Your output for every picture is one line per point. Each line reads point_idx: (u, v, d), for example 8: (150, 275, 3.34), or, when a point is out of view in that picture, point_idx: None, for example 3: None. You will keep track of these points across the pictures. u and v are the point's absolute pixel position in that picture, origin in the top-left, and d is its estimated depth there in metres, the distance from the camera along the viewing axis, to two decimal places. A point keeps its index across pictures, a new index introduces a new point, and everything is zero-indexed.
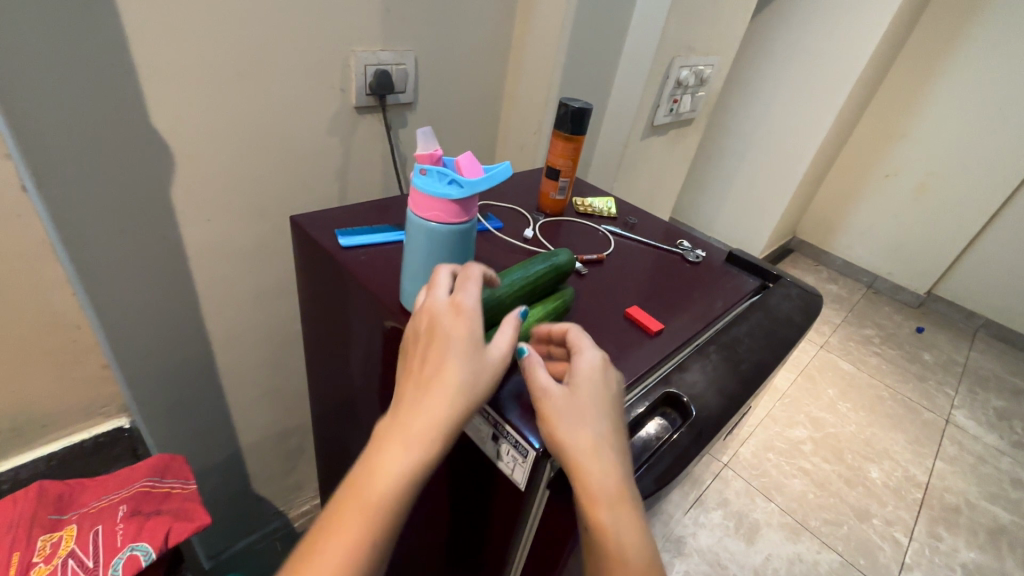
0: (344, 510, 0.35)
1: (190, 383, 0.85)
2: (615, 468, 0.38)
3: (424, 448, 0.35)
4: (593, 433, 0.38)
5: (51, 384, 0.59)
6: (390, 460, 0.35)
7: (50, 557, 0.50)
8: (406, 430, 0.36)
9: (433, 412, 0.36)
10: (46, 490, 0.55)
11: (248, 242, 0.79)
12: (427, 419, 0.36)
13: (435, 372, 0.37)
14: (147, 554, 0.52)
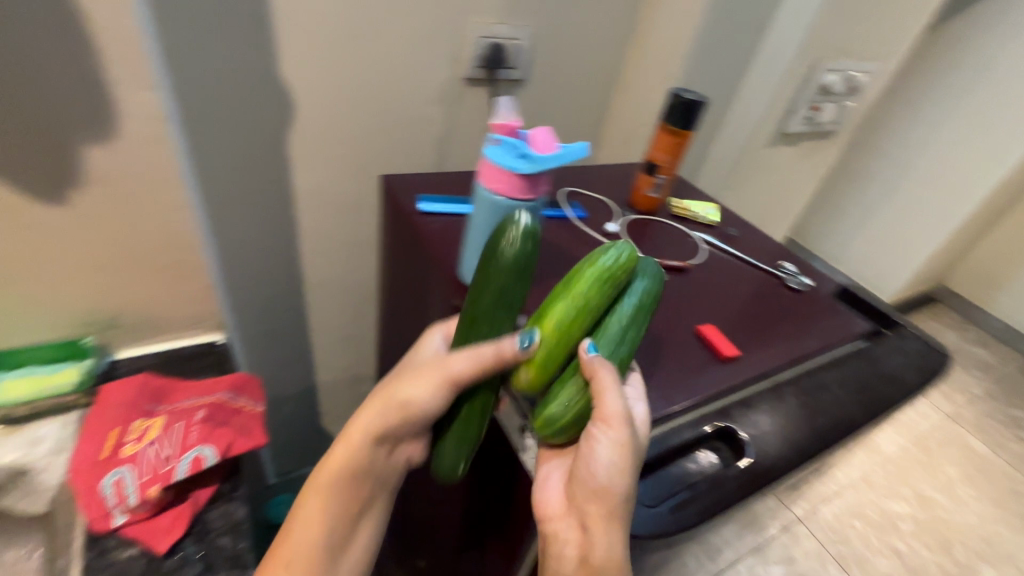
0: (348, 437, 0.48)
1: (281, 318, 0.93)
2: (615, 520, 0.40)
3: (354, 446, 0.48)
4: (605, 475, 0.39)
5: (167, 294, 0.68)
6: (342, 449, 0.49)
7: (141, 438, 0.58)
8: (351, 429, 0.49)
9: (417, 393, 0.44)
10: (149, 383, 0.64)
11: (347, 197, 0.84)
12: (363, 425, 0.48)
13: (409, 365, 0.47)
14: (211, 457, 0.58)
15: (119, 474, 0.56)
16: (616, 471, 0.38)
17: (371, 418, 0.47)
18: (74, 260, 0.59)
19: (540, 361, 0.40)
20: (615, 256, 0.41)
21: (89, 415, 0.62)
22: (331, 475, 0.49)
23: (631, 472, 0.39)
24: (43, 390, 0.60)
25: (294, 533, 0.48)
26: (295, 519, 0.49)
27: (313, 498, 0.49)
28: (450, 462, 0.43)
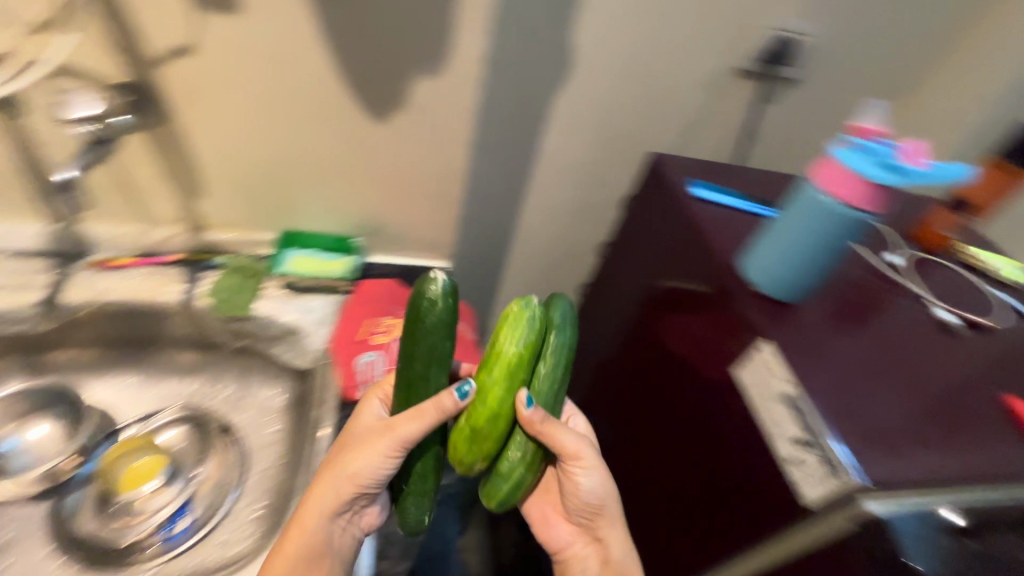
0: (325, 480, 0.53)
1: (486, 266, 1.00)
2: (615, 519, 0.61)
3: (333, 501, 0.52)
4: (603, 491, 0.59)
5: (426, 217, 0.77)
6: (314, 499, 0.53)
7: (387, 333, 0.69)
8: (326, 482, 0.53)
9: (378, 458, 0.51)
10: (399, 290, 0.77)
11: (582, 167, 0.87)
12: (341, 482, 0.52)
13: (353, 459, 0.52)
14: None
15: (374, 354, 0.67)
16: (606, 489, 0.59)
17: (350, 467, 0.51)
18: (372, 171, 0.70)
19: (468, 408, 0.50)
20: (534, 316, 0.48)
21: (349, 300, 0.75)
22: (299, 528, 0.52)
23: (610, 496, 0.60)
24: (317, 276, 0.74)
25: (288, 547, 0.51)
26: (286, 540, 0.51)
27: (301, 516, 0.52)
28: (415, 518, 0.53)
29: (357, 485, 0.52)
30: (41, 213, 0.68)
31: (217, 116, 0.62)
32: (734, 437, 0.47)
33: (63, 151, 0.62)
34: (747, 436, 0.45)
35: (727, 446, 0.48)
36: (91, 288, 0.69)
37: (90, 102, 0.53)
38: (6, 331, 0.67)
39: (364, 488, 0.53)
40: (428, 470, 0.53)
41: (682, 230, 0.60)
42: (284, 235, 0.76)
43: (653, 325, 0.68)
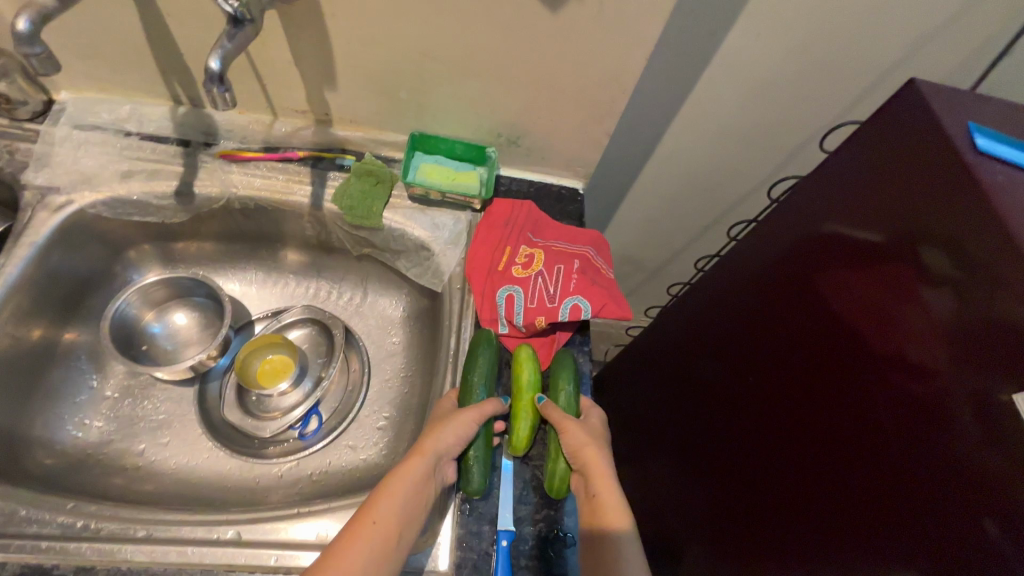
0: (426, 452, 0.48)
1: (613, 182, 0.90)
2: (600, 461, 0.50)
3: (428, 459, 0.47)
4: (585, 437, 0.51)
5: (572, 129, 0.66)
6: (410, 460, 0.47)
7: (528, 267, 0.62)
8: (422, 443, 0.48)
9: (471, 426, 0.50)
10: (531, 214, 0.67)
11: (766, 77, 0.70)
12: (440, 440, 0.48)
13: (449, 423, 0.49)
14: (586, 312, 0.58)
15: (510, 291, 0.60)
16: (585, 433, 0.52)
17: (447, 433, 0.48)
18: (529, 68, 0.58)
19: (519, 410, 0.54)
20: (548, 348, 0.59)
21: (479, 222, 0.68)
22: (394, 483, 0.45)
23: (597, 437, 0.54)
24: (449, 189, 0.66)
25: (381, 520, 0.43)
26: (376, 512, 0.43)
27: (387, 487, 0.45)
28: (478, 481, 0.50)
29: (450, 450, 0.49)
30: (169, 93, 0.63)
31: None
32: (912, 458, 0.47)
33: (191, 24, 0.54)
34: (912, 453, 0.47)
35: (896, 459, 0.48)
36: (221, 181, 0.65)
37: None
38: (144, 220, 0.65)
39: (448, 457, 0.50)
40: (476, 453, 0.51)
41: (952, 185, 0.47)
42: (414, 138, 0.68)
43: (841, 285, 0.57)
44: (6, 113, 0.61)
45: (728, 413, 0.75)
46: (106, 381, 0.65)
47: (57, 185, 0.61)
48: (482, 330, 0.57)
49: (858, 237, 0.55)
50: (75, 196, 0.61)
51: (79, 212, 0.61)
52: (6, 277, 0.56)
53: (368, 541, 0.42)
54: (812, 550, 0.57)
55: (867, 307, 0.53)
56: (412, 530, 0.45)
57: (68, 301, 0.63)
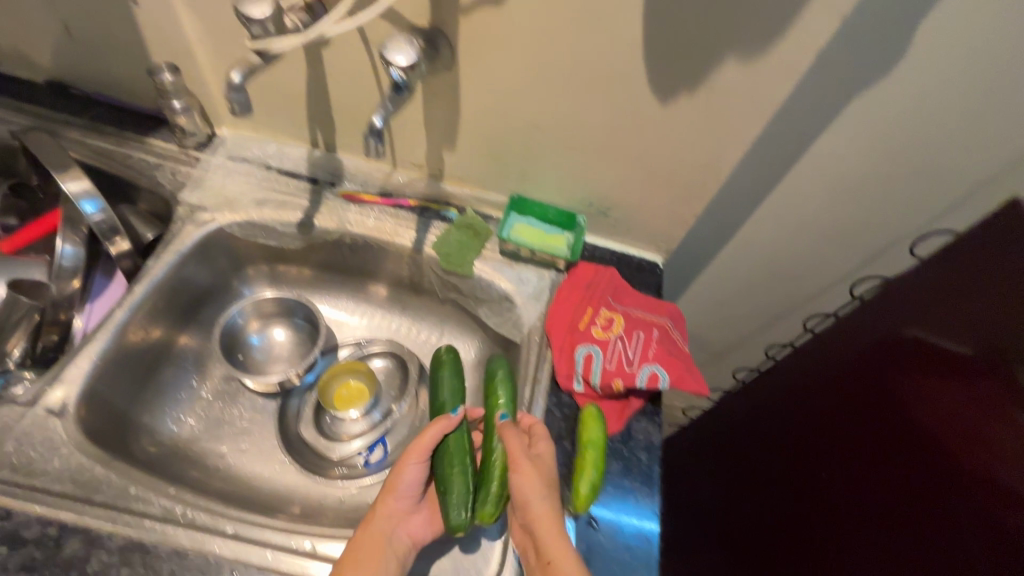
0: (372, 521, 0.50)
1: (688, 261, 0.92)
2: (546, 514, 0.49)
3: (378, 521, 0.50)
4: (537, 488, 0.50)
5: (661, 208, 0.70)
6: (361, 531, 0.50)
7: (608, 329, 0.64)
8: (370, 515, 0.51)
9: (415, 468, 0.53)
10: (613, 279, 0.70)
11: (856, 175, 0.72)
12: (387, 502, 0.52)
13: (389, 483, 0.53)
14: (664, 381, 0.60)
15: (589, 350, 0.62)
16: (535, 481, 0.50)
17: (390, 492, 0.53)
18: (631, 149, 0.64)
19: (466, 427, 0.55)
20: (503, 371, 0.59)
21: (562, 282, 0.71)
22: (354, 559, 0.47)
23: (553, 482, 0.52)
24: (540, 248, 0.71)
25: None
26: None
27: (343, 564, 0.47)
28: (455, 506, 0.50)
29: (397, 507, 0.52)
30: (310, 138, 0.72)
31: (499, 69, 0.58)
32: None
33: (348, 84, 0.63)
34: None
35: None
36: (339, 217, 0.73)
37: (411, 45, 0.50)
38: (267, 242, 0.73)
39: (400, 514, 0.52)
40: (451, 471, 0.51)
41: None
42: (513, 199, 0.74)
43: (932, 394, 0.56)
44: (178, 141, 0.72)
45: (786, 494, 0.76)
46: (205, 382, 0.71)
47: (204, 204, 0.70)
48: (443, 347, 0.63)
49: (952, 349, 0.54)
50: (216, 215, 0.70)
51: (218, 229, 0.70)
52: (153, 275, 0.64)
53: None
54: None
55: (944, 421, 0.54)
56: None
57: (189, 304, 0.71)
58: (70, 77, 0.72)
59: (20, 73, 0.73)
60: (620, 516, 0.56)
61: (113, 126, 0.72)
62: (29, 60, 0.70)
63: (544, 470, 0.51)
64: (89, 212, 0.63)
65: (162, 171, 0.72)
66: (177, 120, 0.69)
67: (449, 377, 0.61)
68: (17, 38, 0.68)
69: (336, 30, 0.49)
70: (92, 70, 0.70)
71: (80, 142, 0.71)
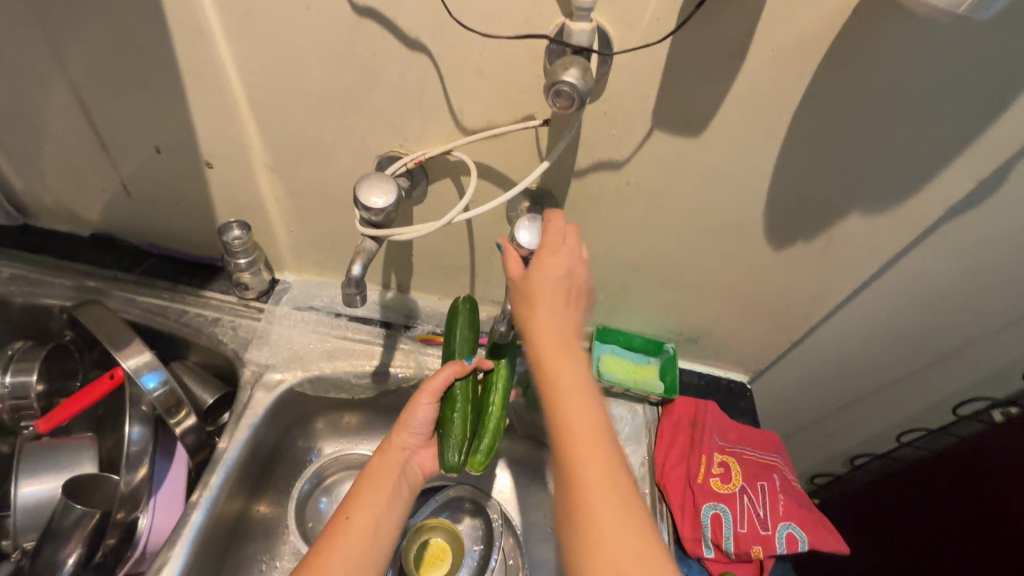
0: (386, 451, 0.58)
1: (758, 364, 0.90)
2: (563, 386, 0.45)
3: (392, 466, 0.57)
4: (602, 449, 0.43)
5: (756, 334, 0.68)
6: (377, 457, 0.58)
7: (728, 480, 0.60)
8: (384, 450, 0.58)
9: (425, 408, 0.58)
10: (718, 415, 0.66)
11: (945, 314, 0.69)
12: (394, 442, 0.59)
13: (396, 431, 0.59)
14: (802, 542, 0.56)
15: (716, 510, 0.58)
16: (559, 362, 0.46)
17: (399, 434, 0.59)
18: (734, 287, 0.61)
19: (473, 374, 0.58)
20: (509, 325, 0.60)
21: (660, 420, 0.67)
22: (368, 477, 0.56)
23: (610, 426, 0.45)
24: (634, 385, 0.68)
25: (352, 515, 0.52)
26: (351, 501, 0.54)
27: (356, 493, 0.54)
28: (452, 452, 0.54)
29: (409, 441, 0.59)
30: (383, 280, 0.68)
31: (604, 223, 0.56)
32: None
33: (435, 236, 0.60)
34: None
35: None
36: (418, 363, 0.67)
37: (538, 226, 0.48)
38: (338, 395, 0.68)
39: (411, 446, 0.59)
40: (453, 415, 0.55)
41: None
42: (599, 330, 0.70)
43: None
44: (237, 293, 0.68)
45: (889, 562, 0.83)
46: (277, 563, 0.62)
47: (272, 363, 0.64)
48: (462, 296, 0.60)
49: None
50: (286, 374, 0.64)
51: (289, 389, 0.64)
52: (224, 462, 0.57)
53: (346, 540, 0.51)
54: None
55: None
56: (392, 508, 0.55)
57: (259, 474, 0.63)
58: (121, 230, 0.68)
59: (64, 226, 0.68)
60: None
61: (165, 279, 0.67)
62: (75, 214, 0.66)
63: (570, 350, 0.47)
64: (151, 387, 0.56)
65: (221, 326, 0.65)
66: (242, 275, 0.64)
67: (465, 321, 0.59)
68: (68, 198, 0.64)
69: (456, 219, 0.49)
70: (148, 224, 0.66)
71: (128, 302, 0.65)
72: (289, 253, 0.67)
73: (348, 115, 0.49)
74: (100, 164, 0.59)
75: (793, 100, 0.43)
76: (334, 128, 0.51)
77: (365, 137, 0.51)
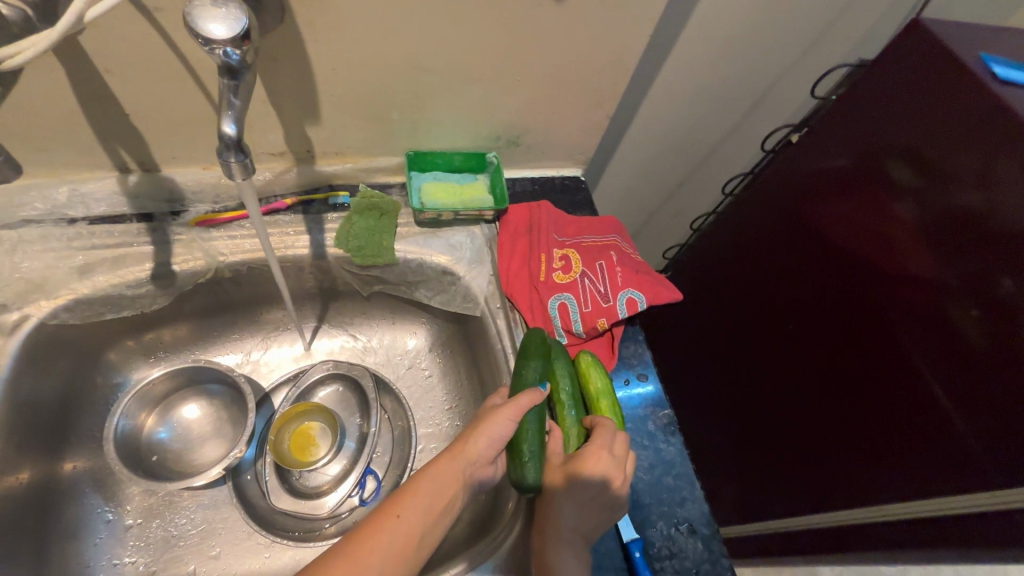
0: (453, 454, 0.44)
1: None
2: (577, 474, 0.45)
3: (459, 473, 0.44)
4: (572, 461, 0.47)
5: (574, 117, 0.64)
6: (444, 458, 0.44)
7: (569, 270, 0.59)
8: (463, 449, 0.44)
9: (503, 429, 0.45)
10: (551, 214, 0.64)
11: None
12: (475, 446, 0.45)
13: (474, 436, 0.45)
14: (642, 303, 0.58)
15: (561, 300, 0.57)
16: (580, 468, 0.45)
17: (475, 438, 0.45)
18: (533, 64, 0.54)
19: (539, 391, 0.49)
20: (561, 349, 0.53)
21: (497, 235, 0.64)
22: (423, 473, 0.43)
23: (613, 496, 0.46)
24: (464, 208, 0.62)
25: (404, 513, 0.41)
26: (398, 504, 0.41)
27: (409, 487, 0.42)
28: (532, 470, 0.46)
29: (485, 455, 0.45)
30: (113, 162, 0.52)
31: (352, 7, 0.44)
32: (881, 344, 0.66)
33: (140, 79, 0.45)
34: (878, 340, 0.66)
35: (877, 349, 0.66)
36: (206, 251, 0.56)
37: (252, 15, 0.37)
38: (120, 315, 0.55)
39: (482, 463, 0.45)
40: (527, 439, 0.46)
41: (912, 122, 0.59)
42: (412, 157, 0.62)
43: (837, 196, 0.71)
44: None
45: (822, 372, 0.75)
46: (126, 507, 0.56)
47: (0, 301, 0.50)
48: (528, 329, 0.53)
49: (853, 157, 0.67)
50: (27, 309, 0.50)
51: (41, 326, 0.50)
52: None
53: (383, 548, 0.39)
54: (881, 492, 0.66)
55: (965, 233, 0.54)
56: (443, 516, 0.42)
57: (55, 426, 0.53)
58: None
59: None
60: (621, 392, 0.57)
61: None
62: None
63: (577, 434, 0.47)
64: None
65: None
66: None
67: (566, 369, 0.53)
68: None
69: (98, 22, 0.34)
70: None
71: None
72: None
73: None
74: None
75: None
76: None
77: None
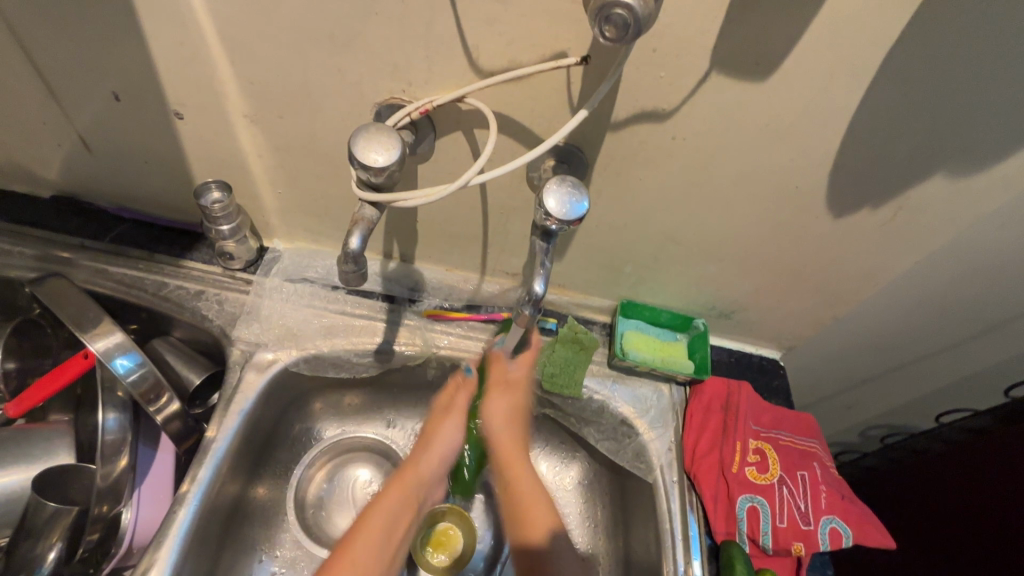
0: (409, 471, 0.55)
1: None
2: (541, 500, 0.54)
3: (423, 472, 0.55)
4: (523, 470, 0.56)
5: (798, 310, 0.62)
6: (406, 475, 0.55)
7: (765, 470, 0.56)
8: (428, 442, 0.57)
9: (452, 432, 0.58)
10: (753, 398, 0.61)
11: None
12: (447, 436, 0.58)
13: (423, 436, 0.58)
14: (846, 538, 0.52)
15: (752, 503, 0.54)
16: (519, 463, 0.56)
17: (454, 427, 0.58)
18: (783, 258, 0.55)
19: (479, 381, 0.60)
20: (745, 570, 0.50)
21: (688, 403, 0.62)
22: (409, 475, 0.55)
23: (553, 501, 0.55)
24: (663, 366, 0.62)
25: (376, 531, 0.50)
26: (368, 516, 0.51)
27: (370, 522, 0.50)
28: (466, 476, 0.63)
29: (432, 471, 0.57)
30: (385, 249, 0.61)
31: (642, 186, 0.48)
32: None
33: (444, 200, 0.53)
34: None
35: None
36: (425, 341, 0.61)
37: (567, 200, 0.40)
38: (338, 375, 0.62)
39: (430, 481, 0.57)
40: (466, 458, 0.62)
41: None
42: (624, 304, 0.64)
43: None
44: (221, 264, 0.60)
45: None
46: (276, 553, 0.58)
47: (264, 341, 0.58)
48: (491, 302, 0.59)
49: None
50: (279, 353, 0.58)
51: (283, 369, 0.58)
52: (213, 453, 0.52)
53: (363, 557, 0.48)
54: None
55: (1016, 502, 0.64)
56: (402, 516, 0.53)
57: (259, 455, 0.59)
58: (84, 190, 0.60)
59: (21, 186, 0.60)
60: None
61: (139, 248, 0.60)
62: (32, 173, 0.58)
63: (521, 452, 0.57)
64: (124, 369, 0.50)
65: (205, 301, 0.59)
66: (225, 245, 0.57)
67: None
68: (16, 152, 0.55)
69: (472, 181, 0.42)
70: (114, 182, 0.58)
71: (98, 273, 0.58)
72: (277, 219, 0.59)
73: (337, 51, 0.41)
74: (50, 113, 0.50)
75: (895, 28, 0.35)
76: (322, 71, 0.42)
77: (362, 82, 0.43)
